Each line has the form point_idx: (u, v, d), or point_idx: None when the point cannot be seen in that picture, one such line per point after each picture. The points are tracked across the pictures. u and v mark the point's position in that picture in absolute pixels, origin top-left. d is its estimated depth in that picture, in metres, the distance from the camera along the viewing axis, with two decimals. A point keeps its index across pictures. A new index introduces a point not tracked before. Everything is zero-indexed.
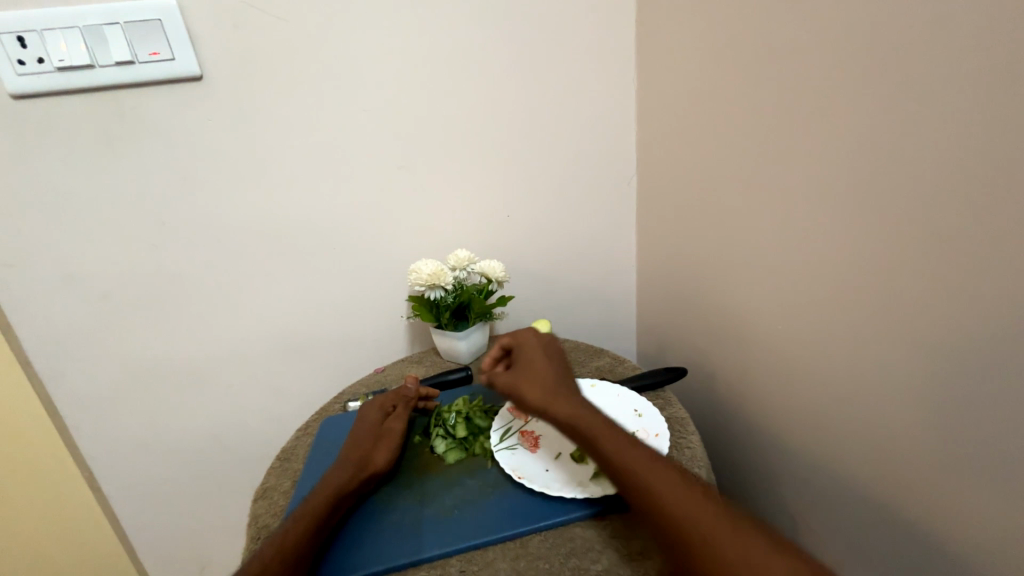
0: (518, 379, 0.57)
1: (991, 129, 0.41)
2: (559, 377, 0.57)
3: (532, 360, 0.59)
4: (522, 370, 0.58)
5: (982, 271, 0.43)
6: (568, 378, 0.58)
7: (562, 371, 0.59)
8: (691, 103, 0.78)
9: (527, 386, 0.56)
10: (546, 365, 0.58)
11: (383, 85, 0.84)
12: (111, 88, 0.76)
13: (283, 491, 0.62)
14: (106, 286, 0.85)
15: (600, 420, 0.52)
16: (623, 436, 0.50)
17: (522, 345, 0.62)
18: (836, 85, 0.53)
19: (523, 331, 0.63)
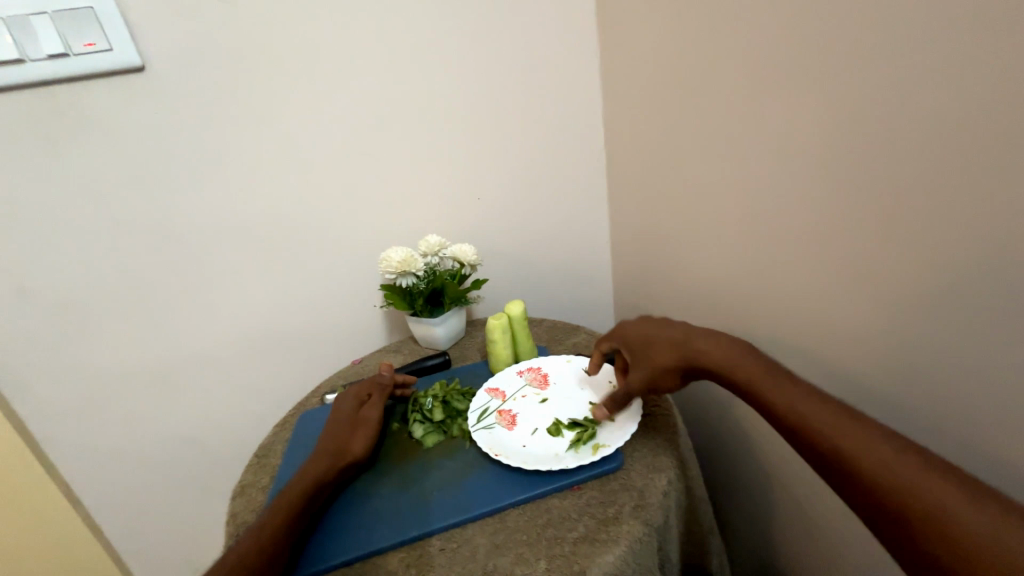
0: (642, 362, 0.57)
1: None
2: (680, 340, 0.56)
3: (643, 337, 0.59)
4: (641, 353, 0.58)
5: None
6: (691, 334, 0.56)
7: (681, 331, 0.57)
8: (654, 74, 0.77)
9: (654, 362, 0.56)
10: (661, 335, 0.58)
11: (339, 69, 0.81)
12: (45, 83, 0.71)
13: (263, 487, 0.61)
14: (61, 294, 0.82)
15: (756, 371, 0.51)
16: (796, 383, 0.49)
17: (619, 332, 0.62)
18: (801, 48, 0.55)
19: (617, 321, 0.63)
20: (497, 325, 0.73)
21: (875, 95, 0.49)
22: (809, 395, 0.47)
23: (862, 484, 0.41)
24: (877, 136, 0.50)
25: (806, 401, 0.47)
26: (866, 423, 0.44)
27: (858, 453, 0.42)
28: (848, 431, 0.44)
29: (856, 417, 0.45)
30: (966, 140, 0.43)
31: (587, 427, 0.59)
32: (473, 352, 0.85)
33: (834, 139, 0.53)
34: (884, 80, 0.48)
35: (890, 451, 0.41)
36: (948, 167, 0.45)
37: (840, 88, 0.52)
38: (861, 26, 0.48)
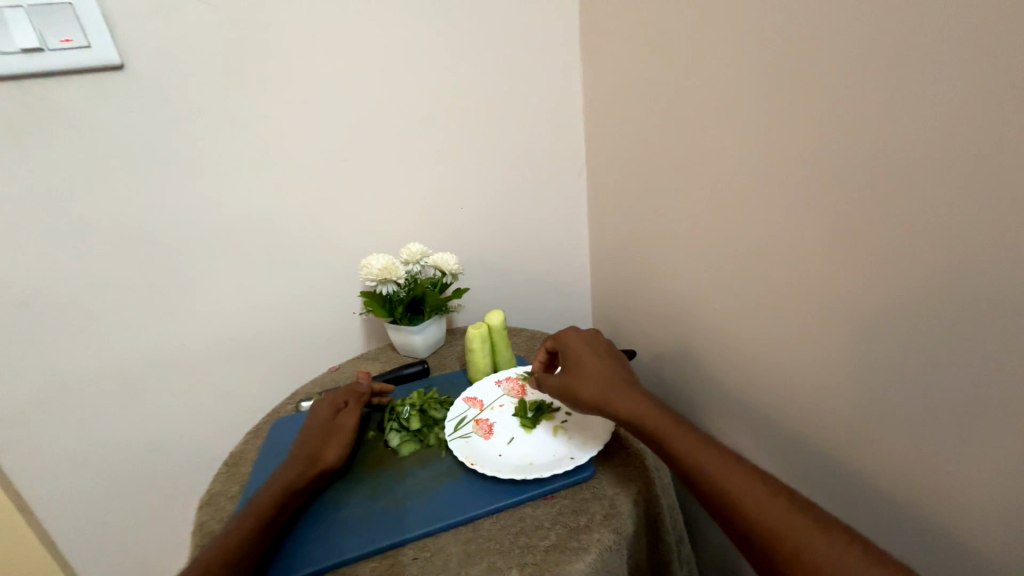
0: (568, 377, 0.60)
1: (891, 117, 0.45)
2: (609, 372, 0.59)
3: (582, 359, 0.61)
4: (573, 369, 0.61)
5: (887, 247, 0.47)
6: (621, 371, 0.60)
7: (613, 364, 0.61)
8: (634, 96, 0.80)
9: (577, 380, 0.59)
10: (595, 362, 0.61)
11: (325, 77, 0.82)
12: (17, 76, 0.69)
13: (231, 496, 0.60)
14: (24, 292, 0.79)
15: (660, 415, 0.53)
16: (688, 429, 0.52)
17: (566, 345, 0.64)
18: (761, 74, 0.56)
19: (568, 333, 0.66)
20: (476, 334, 0.73)
21: (826, 124, 0.50)
22: (696, 438, 0.50)
23: (739, 523, 0.44)
24: (829, 165, 0.51)
25: (690, 445, 0.50)
26: (743, 466, 0.47)
27: (736, 496, 0.45)
28: (723, 475, 0.47)
29: (739, 463, 0.48)
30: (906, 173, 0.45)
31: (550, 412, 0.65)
32: (451, 361, 0.86)
33: (793, 165, 0.55)
34: (837, 109, 0.49)
35: (763, 490, 0.45)
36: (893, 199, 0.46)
37: (796, 115, 0.53)
38: (815, 56, 0.50)
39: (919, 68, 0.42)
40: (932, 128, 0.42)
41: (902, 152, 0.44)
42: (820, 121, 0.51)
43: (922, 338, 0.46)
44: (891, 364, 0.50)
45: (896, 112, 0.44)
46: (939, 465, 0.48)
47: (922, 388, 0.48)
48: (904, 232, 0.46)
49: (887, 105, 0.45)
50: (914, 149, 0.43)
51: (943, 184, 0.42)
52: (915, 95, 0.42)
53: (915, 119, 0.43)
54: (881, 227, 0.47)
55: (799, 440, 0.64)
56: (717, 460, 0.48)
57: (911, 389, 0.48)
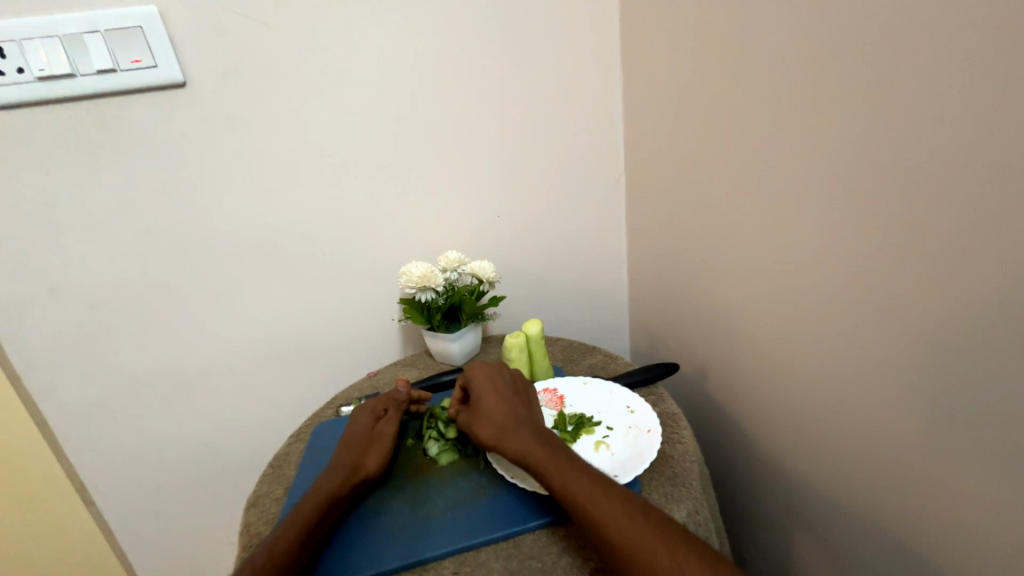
0: (470, 418, 0.58)
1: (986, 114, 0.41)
2: (505, 411, 0.57)
3: (483, 398, 0.59)
4: (474, 409, 0.59)
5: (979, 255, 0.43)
6: (518, 411, 0.57)
7: (511, 402, 0.58)
8: (679, 99, 0.78)
9: (477, 424, 0.57)
10: (494, 401, 0.58)
11: (369, 88, 0.84)
12: (93, 96, 0.75)
13: (277, 498, 0.61)
14: (93, 296, 0.84)
15: (556, 462, 0.50)
16: (592, 480, 0.48)
17: (472, 380, 0.62)
18: (822, 77, 0.54)
19: (473, 366, 0.64)
20: (515, 344, 0.73)
21: (895, 127, 0.48)
22: (599, 493, 0.47)
23: None
24: (899, 171, 0.48)
25: (595, 507, 0.46)
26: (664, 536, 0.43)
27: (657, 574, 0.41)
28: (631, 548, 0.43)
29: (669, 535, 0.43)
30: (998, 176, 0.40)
31: (589, 425, 0.62)
32: None
33: (857, 171, 0.52)
34: (908, 113, 0.46)
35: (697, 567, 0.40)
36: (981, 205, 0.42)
37: (862, 119, 0.50)
38: (883, 56, 0.47)
39: (1005, 66, 0.39)
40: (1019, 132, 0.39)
41: (984, 158, 0.41)
42: (888, 125, 0.48)
43: (1007, 360, 0.43)
44: (968, 386, 0.46)
45: (975, 114, 0.41)
46: None
47: (1003, 412, 0.44)
48: (984, 245, 0.42)
49: (967, 108, 0.42)
50: (996, 152, 0.40)
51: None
52: (1000, 95, 0.39)
53: (999, 121, 0.40)
54: (958, 239, 0.44)
55: (862, 463, 0.60)
56: (626, 528, 0.44)
57: (993, 412, 0.45)
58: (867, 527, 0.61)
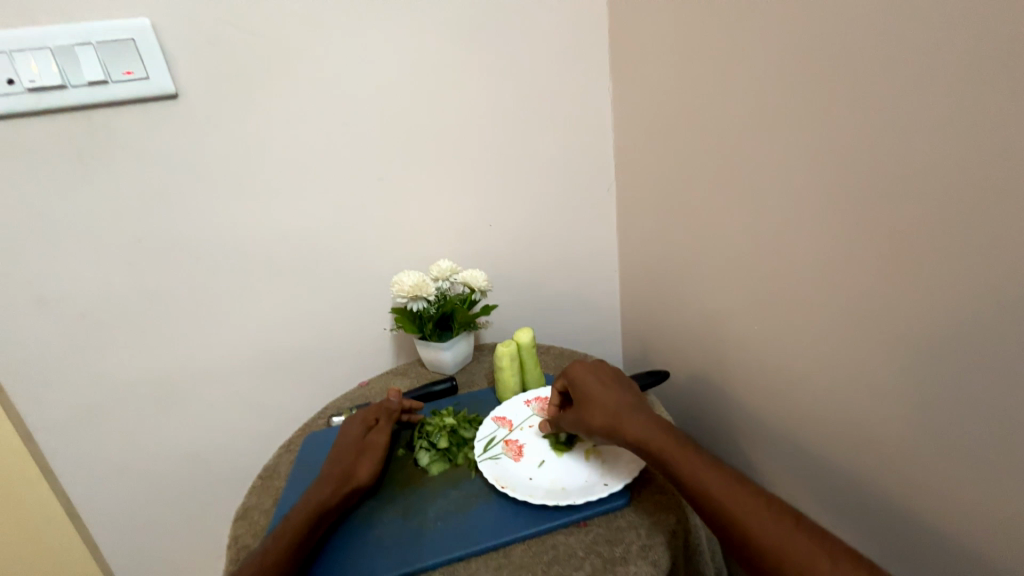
0: (579, 413, 0.58)
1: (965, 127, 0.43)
2: (619, 403, 0.57)
3: (590, 391, 0.59)
4: (582, 404, 0.59)
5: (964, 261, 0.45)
6: (633, 402, 0.57)
7: (621, 395, 0.58)
8: (667, 112, 0.80)
9: (587, 417, 0.57)
10: (604, 393, 0.58)
11: (360, 99, 0.85)
12: (83, 107, 0.75)
13: (265, 510, 0.61)
14: (81, 306, 0.84)
15: (679, 452, 0.50)
16: (725, 472, 0.48)
17: (571, 376, 0.62)
18: (804, 90, 0.56)
19: (574, 362, 0.63)
20: (505, 352, 0.73)
21: (876, 138, 0.50)
22: (734, 483, 0.47)
23: None
24: (880, 180, 0.50)
25: (733, 501, 0.46)
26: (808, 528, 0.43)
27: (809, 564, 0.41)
28: (778, 541, 0.42)
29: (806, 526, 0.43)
30: (982, 183, 0.42)
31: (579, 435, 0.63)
32: (480, 378, 0.85)
33: (839, 180, 0.54)
34: (888, 124, 0.48)
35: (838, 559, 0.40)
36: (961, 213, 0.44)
37: (845, 130, 0.53)
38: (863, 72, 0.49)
39: (981, 82, 0.41)
40: (995, 144, 0.41)
41: (961, 167, 0.44)
42: (870, 136, 0.50)
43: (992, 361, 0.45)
44: (952, 387, 0.48)
45: (955, 128, 0.44)
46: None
47: (986, 410, 0.46)
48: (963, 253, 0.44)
49: (944, 120, 0.44)
50: (972, 162, 0.43)
51: (1006, 201, 0.41)
52: (976, 108, 0.42)
53: (975, 131, 0.42)
54: (936, 245, 0.47)
55: (849, 465, 0.61)
56: (767, 520, 0.44)
57: (974, 412, 0.47)
58: (855, 530, 0.62)
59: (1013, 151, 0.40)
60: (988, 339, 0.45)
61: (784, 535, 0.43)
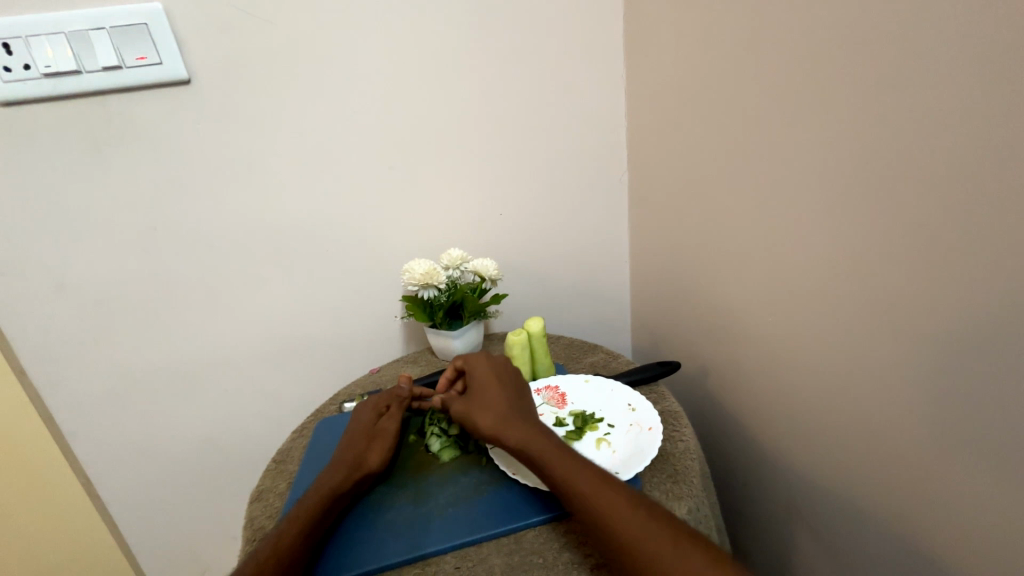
0: (468, 402, 0.59)
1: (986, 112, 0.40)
2: (506, 397, 0.58)
3: (483, 384, 0.60)
4: (472, 394, 0.60)
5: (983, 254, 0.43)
6: (517, 399, 0.58)
7: (511, 390, 0.59)
8: (681, 98, 0.78)
9: (474, 407, 0.58)
10: (495, 387, 0.59)
11: (371, 85, 0.84)
12: (98, 92, 0.75)
13: (280, 493, 0.62)
14: (98, 291, 0.85)
15: (550, 445, 0.51)
16: (591, 468, 0.49)
17: (473, 367, 0.63)
18: (821, 75, 0.54)
19: (475, 355, 0.65)
20: (516, 341, 0.73)
21: (896, 127, 0.47)
22: (595, 480, 0.48)
23: None
24: (899, 171, 0.48)
25: (596, 497, 0.46)
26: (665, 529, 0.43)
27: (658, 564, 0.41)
28: (633, 540, 0.43)
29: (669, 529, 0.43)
30: (1003, 172, 0.40)
31: (591, 423, 0.63)
32: None
33: (857, 170, 0.52)
34: (909, 112, 0.46)
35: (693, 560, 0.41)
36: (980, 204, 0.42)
37: (863, 118, 0.50)
38: (884, 54, 0.47)
39: (1005, 67, 0.39)
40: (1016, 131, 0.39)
41: (981, 156, 0.41)
42: (889, 124, 0.48)
43: (1008, 364, 0.43)
44: (966, 387, 0.47)
45: (977, 113, 0.41)
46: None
47: (999, 413, 0.44)
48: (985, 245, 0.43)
49: (965, 108, 0.42)
50: (996, 153, 0.40)
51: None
52: (1001, 96, 0.39)
53: (999, 121, 0.40)
54: (954, 239, 0.45)
55: (861, 461, 0.60)
56: (628, 519, 0.44)
57: (985, 413, 0.45)
58: (865, 527, 0.61)
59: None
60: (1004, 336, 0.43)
61: (681, 566, 0.41)
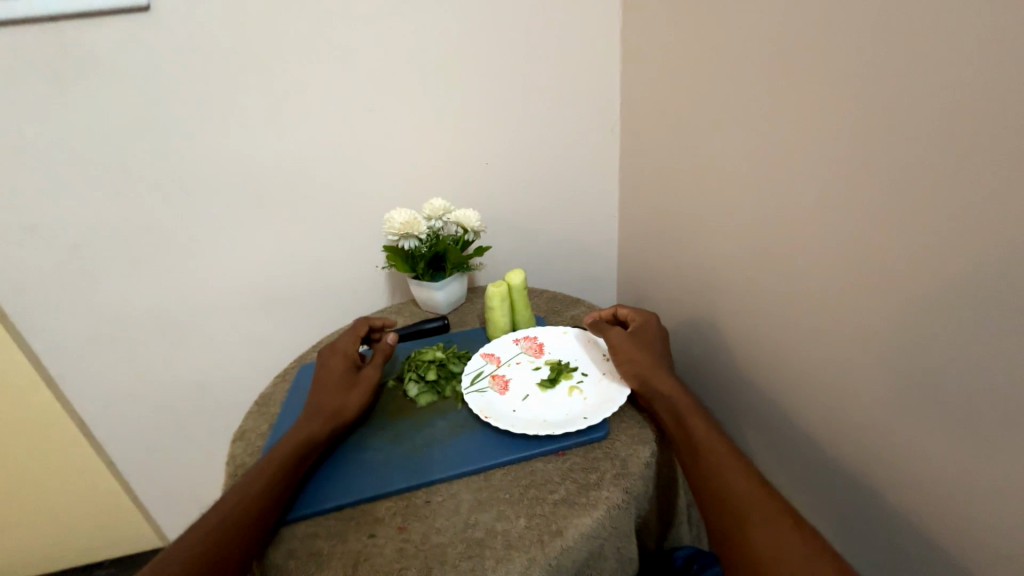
0: (633, 340, 0.61)
1: (977, 59, 0.38)
2: (659, 351, 0.61)
3: (653, 335, 0.63)
4: (640, 337, 0.62)
5: (956, 210, 0.42)
6: (669, 360, 0.60)
7: (669, 354, 0.62)
8: (676, 41, 0.73)
9: (639, 349, 0.60)
10: (655, 339, 0.62)
11: (346, 20, 0.78)
12: (47, 19, 0.70)
13: (261, 433, 0.64)
14: (71, 236, 0.83)
15: (695, 406, 0.54)
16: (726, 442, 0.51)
17: (642, 316, 0.66)
18: (815, 14, 0.50)
19: (648, 310, 0.67)
20: (497, 293, 0.73)
21: (893, 69, 0.44)
22: (729, 451, 0.50)
23: (753, 561, 0.42)
24: (879, 123, 0.46)
25: (730, 469, 0.48)
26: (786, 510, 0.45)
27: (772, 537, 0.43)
28: (757, 517, 0.44)
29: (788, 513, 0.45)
30: (985, 124, 0.39)
31: (564, 372, 0.64)
32: (471, 318, 0.86)
33: (841, 120, 0.50)
34: (902, 56, 0.43)
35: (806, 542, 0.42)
36: (959, 156, 0.41)
37: (861, 59, 0.47)
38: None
39: (999, 9, 0.37)
40: (1007, 76, 0.37)
41: (965, 104, 0.40)
42: (885, 66, 0.45)
43: (982, 323, 0.42)
44: (928, 347, 0.47)
45: (968, 59, 0.39)
46: (986, 452, 0.44)
47: (955, 372, 0.45)
48: (957, 202, 0.42)
49: (957, 54, 0.40)
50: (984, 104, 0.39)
51: (1008, 144, 0.38)
52: (1017, 31, 0.36)
53: (992, 68, 0.38)
54: (931, 196, 0.43)
55: (817, 414, 0.62)
56: (756, 494, 0.46)
57: (949, 371, 0.46)
58: (820, 476, 0.64)
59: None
60: (968, 295, 0.42)
61: (789, 543, 0.42)
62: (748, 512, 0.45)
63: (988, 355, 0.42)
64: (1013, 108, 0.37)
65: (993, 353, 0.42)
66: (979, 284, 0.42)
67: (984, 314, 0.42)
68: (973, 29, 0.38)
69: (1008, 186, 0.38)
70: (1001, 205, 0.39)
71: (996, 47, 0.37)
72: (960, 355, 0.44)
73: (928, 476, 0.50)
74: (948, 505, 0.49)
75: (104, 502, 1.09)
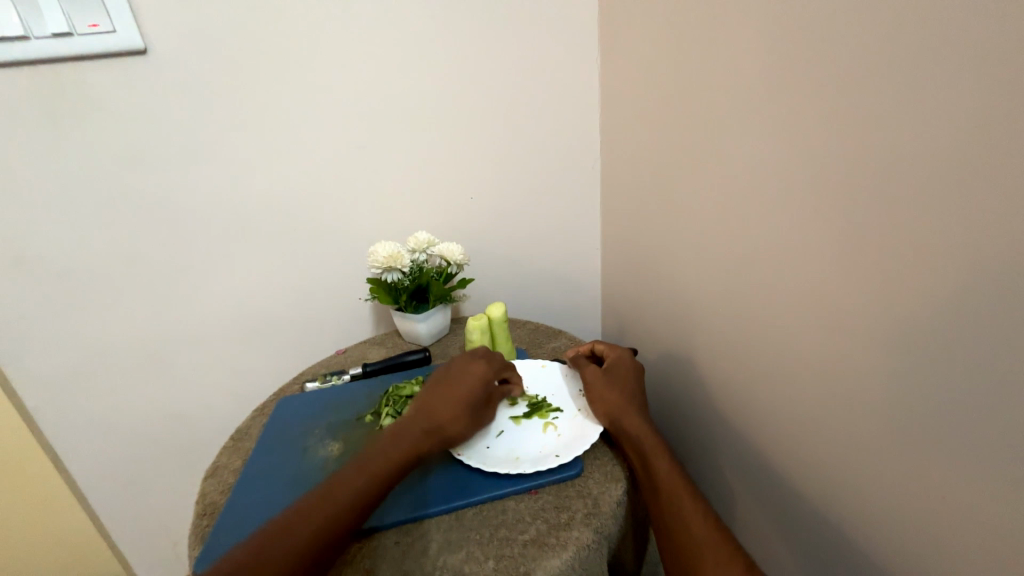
0: (604, 377, 0.63)
1: (905, 115, 0.41)
2: (629, 388, 0.63)
3: (624, 372, 0.64)
4: (611, 374, 0.64)
5: (899, 254, 0.44)
6: (641, 398, 0.62)
7: (641, 391, 0.63)
8: (648, 88, 0.78)
9: (609, 387, 0.62)
10: (627, 376, 0.64)
11: (339, 66, 0.82)
12: (48, 61, 0.73)
13: (234, 470, 0.63)
14: (58, 268, 0.84)
15: (659, 445, 0.56)
16: (687, 482, 0.53)
17: (616, 353, 0.68)
18: (769, 71, 0.54)
19: (622, 347, 0.69)
20: (476, 326, 0.74)
21: (838, 122, 0.47)
22: (689, 491, 0.52)
23: None
24: (829, 171, 0.49)
25: (686, 508, 0.50)
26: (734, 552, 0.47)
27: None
28: (707, 557, 0.47)
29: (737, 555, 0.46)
30: (918, 176, 0.41)
31: (540, 407, 0.65)
32: (453, 350, 0.87)
33: (796, 167, 0.53)
34: (845, 111, 0.47)
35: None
36: (898, 203, 0.43)
37: (811, 112, 0.50)
38: (822, 52, 0.48)
39: (922, 73, 0.40)
40: (933, 133, 0.40)
41: (899, 157, 0.42)
42: (831, 120, 0.48)
43: (937, 364, 0.43)
44: (884, 385, 0.48)
45: (898, 115, 0.42)
46: (941, 491, 0.45)
47: (911, 411, 0.46)
48: (900, 246, 0.44)
49: (889, 111, 0.43)
50: (914, 158, 0.41)
51: (938, 194, 0.40)
52: (945, 91, 0.38)
53: (920, 125, 0.40)
54: (877, 241, 0.46)
55: (789, 450, 0.62)
56: (708, 534, 0.48)
57: (902, 409, 0.47)
58: (795, 514, 0.64)
59: (949, 142, 0.39)
60: (917, 336, 0.44)
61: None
62: (700, 553, 0.47)
63: (939, 394, 0.43)
64: (940, 161, 0.39)
65: (949, 393, 0.43)
66: (927, 325, 0.43)
67: (934, 354, 0.43)
68: (902, 90, 0.41)
69: (942, 234, 0.40)
70: (937, 251, 0.41)
71: (921, 105, 0.40)
72: (915, 394, 0.45)
73: (893, 515, 0.50)
74: (913, 546, 0.49)
75: (63, 545, 1.02)
